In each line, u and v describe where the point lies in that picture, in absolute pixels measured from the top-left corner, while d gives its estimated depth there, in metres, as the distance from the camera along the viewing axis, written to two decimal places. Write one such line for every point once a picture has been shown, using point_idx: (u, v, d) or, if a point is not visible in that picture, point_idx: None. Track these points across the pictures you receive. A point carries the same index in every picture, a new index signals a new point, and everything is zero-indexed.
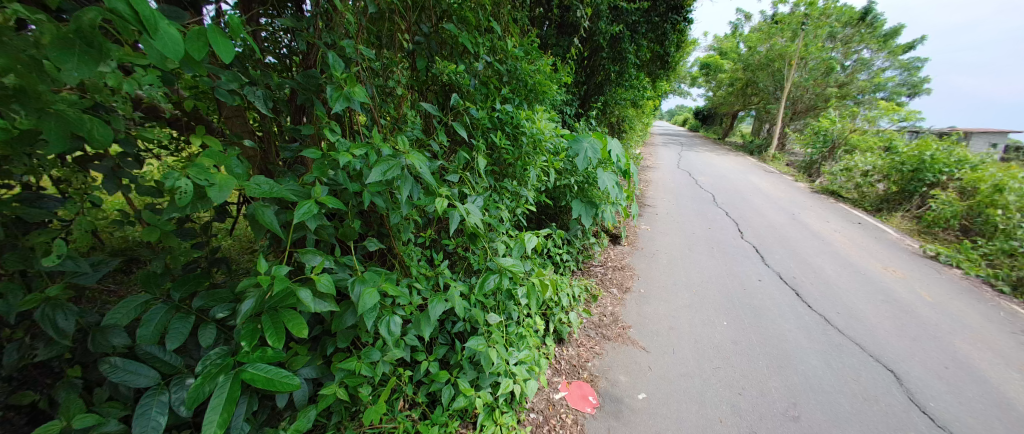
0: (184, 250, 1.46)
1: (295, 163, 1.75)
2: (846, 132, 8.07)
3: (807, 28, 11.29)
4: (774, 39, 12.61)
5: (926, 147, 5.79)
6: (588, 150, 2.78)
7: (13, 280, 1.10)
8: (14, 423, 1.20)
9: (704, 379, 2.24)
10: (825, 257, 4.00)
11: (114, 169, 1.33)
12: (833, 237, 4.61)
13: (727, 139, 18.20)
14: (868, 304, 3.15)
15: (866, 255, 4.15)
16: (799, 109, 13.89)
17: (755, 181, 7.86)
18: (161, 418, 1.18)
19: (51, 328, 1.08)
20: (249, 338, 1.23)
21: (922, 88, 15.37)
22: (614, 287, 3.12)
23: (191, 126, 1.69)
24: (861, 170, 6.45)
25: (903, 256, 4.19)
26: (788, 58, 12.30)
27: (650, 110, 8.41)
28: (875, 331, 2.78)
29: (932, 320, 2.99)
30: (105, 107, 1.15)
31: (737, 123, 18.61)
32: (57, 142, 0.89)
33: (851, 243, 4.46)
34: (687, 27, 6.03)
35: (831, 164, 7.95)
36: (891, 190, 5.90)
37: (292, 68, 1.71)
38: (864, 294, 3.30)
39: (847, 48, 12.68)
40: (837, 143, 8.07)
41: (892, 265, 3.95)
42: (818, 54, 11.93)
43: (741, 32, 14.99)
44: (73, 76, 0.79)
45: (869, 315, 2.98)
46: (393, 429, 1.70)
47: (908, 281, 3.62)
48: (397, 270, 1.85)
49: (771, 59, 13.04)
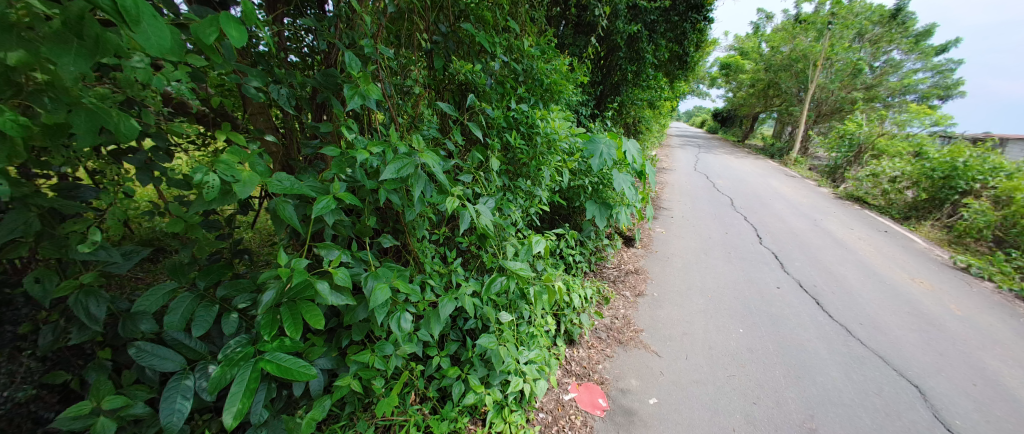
0: (210, 241, 1.54)
1: (315, 159, 1.81)
2: (874, 137, 7.75)
3: (833, 28, 10.94)
4: (797, 38, 12.23)
5: (959, 153, 5.52)
6: (605, 152, 2.67)
7: (50, 266, 1.17)
8: (47, 400, 1.25)
9: (717, 387, 2.20)
10: (849, 266, 3.83)
11: (147, 162, 1.42)
12: (858, 245, 4.42)
13: (748, 142, 17.69)
14: (892, 315, 3.01)
15: (893, 265, 3.96)
16: (823, 111, 13.11)
17: (777, 185, 7.62)
18: (187, 402, 1.25)
19: (84, 314, 1.15)
20: (269, 328, 1.28)
21: (958, 91, 14.64)
22: (626, 290, 3.08)
23: (217, 122, 1.76)
24: (889, 176, 6.17)
25: (932, 267, 3.99)
26: (813, 60, 11.89)
27: (667, 110, 8.25)
28: (899, 343, 2.67)
29: (961, 334, 2.84)
30: (138, 103, 1.24)
31: (757, 125, 18.14)
32: (86, 137, 0.93)
33: (876, 252, 4.27)
34: (708, 26, 5.86)
35: (856, 169, 7.67)
36: (919, 197, 5.58)
37: (313, 67, 1.77)
38: (888, 305, 3.16)
39: (876, 48, 12.14)
40: (863, 147, 7.78)
41: (921, 276, 3.75)
42: (845, 54, 11.45)
43: (763, 32, 14.55)
44: (70, 70, 0.81)
45: (893, 326, 2.85)
46: (404, 421, 1.75)
47: (936, 293, 3.45)
48: (411, 266, 1.91)
49: (795, 59, 12.61)
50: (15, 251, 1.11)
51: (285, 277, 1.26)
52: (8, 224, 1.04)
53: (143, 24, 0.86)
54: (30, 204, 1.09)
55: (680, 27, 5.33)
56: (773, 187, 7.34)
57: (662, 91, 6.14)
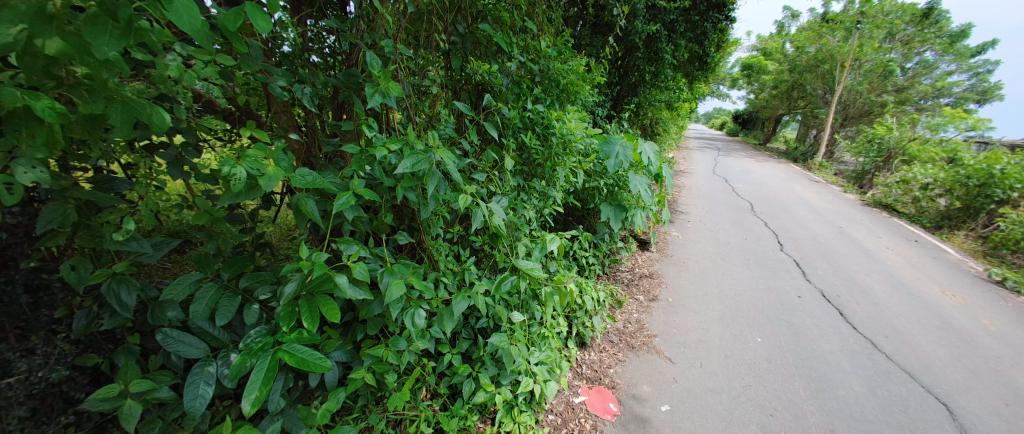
0: (234, 235, 1.61)
1: (335, 157, 1.85)
2: (904, 141, 7.42)
3: (862, 27, 10.48)
4: (825, 38, 11.81)
5: (997, 160, 5.22)
6: (621, 153, 2.59)
7: (85, 254, 1.24)
8: (79, 381, 1.31)
9: (733, 396, 2.14)
10: (876, 276, 3.66)
11: (178, 157, 1.49)
12: (886, 255, 4.23)
13: (771, 145, 17.18)
14: (920, 328, 2.87)
15: (923, 276, 3.77)
16: (851, 113, 12.48)
17: (800, 190, 7.35)
18: (209, 388, 1.30)
19: (115, 301, 1.22)
20: (287, 319, 1.32)
21: (999, 94, 13.78)
22: (640, 295, 3.03)
23: (243, 120, 1.83)
24: (920, 183, 5.88)
25: (965, 280, 3.78)
26: (840, 61, 11.44)
27: (686, 112, 8.09)
28: (926, 358, 2.54)
29: (995, 351, 2.68)
30: (171, 99, 1.31)
31: (781, 128, 17.60)
32: (121, 129, 0.96)
33: (906, 262, 4.07)
34: (730, 25, 5.71)
35: (885, 174, 7.32)
36: (953, 206, 5.28)
37: (335, 67, 1.82)
38: (917, 318, 3.01)
39: (908, 49, 11.44)
40: (893, 153, 7.43)
41: (953, 289, 3.56)
42: (874, 55, 10.95)
43: (788, 31, 14.07)
44: (104, 50, 0.86)
45: (921, 341, 2.71)
46: (415, 416, 1.78)
47: (969, 307, 3.26)
48: (426, 263, 1.94)
49: (821, 60, 12.14)
50: (53, 241, 1.17)
51: (305, 270, 1.30)
52: (48, 215, 1.12)
53: (174, 4, 0.89)
54: (68, 196, 1.16)
55: (701, 27, 5.21)
56: (796, 192, 7.09)
57: (681, 92, 6.02)
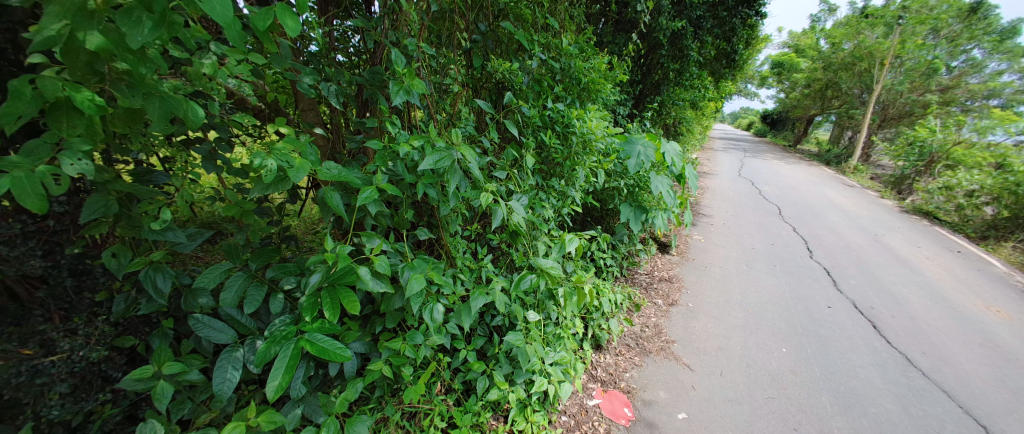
0: (262, 227, 1.67)
1: (358, 153, 1.90)
2: (948, 145, 6.94)
3: (904, 22, 9.86)
4: (862, 34, 11.19)
5: None
6: (642, 153, 2.53)
7: (125, 243, 1.32)
8: (116, 361, 1.40)
9: (754, 408, 2.06)
10: (913, 288, 3.45)
11: (212, 152, 1.57)
12: (925, 265, 3.97)
13: (802, 147, 16.48)
14: (961, 345, 2.68)
15: (966, 289, 3.52)
16: (891, 115, 11.74)
17: (832, 194, 7.00)
18: (236, 373, 1.36)
19: (152, 287, 1.29)
20: (310, 309, 1.36)
21: None
22: (658, 299, 2.97)
23: (272, 117, 1.90)
24: (965, 189, 5.50)
25: (1014, 295, 3.50)
26: (879, 58, 10.81)
27: (711, 111, 7.85)
28: (967, 378, 2.37)
29: None
30: (206, 95, 1.37)
31: (814, 129, 16.80)
32: (161, 123, 1.02)
33: (947, 274, 3.81)
34: (760, 21, 5.49)
35: (925, 179, 6.86)
36: (1001, 215, 4.91)
37: (359, 66, 1.87)
38: (958, 334, 2.81)
39: (953, 46, 10.45)
40: (935, 157, 6.97)
41: (999, 304, 3.31)
42: (917, 52, 10.28)
43: (824, 26, 13.39)
44: (138, 41, 0.89)
45: (961, 359, 2.53)
46: (429, 410, 1.81)
47: (1017, 324, 3.03)
48: (444, 260, 1.96)
49: (858, 57, 11.52)
50: (97, 230, 1.25)
51: (330, 263, 1.34)
52: (91, 206, 1.19)
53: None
54: (110, 188, 1.23)
55: (729, 23, 5.04)
56: (829, 197, 6.75)
57: (706, 91, 5.84)
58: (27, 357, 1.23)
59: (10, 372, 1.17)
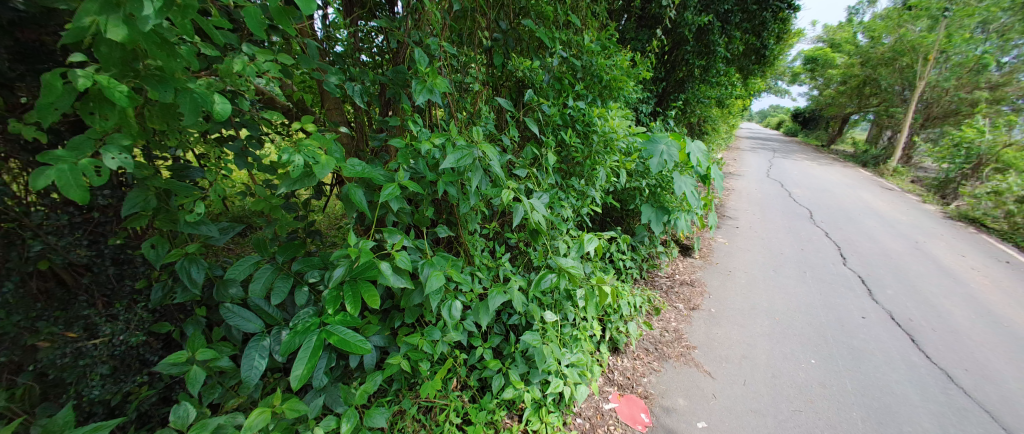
0: (289, 222, 1.73)
1: (381, 151, 1.94)
2: (1000, 147, 6.46)
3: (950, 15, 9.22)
4: (904, 27, 10.51)
5: None
6: (665, 152, 2.45)
7: (163, 234, 1.40)
8: (153, 346, 1.48)
9: (777, 420, 1.99)
10: (957, 300, 3.23)
11: (243, 149, 1.64)
12: (971, 275, 3.71)
13: (839, 147, 15.68)
14: (1009, 362, 2.49)
15: (1017, 303, 3.27)
16: (935, 114, 10.99)
17: (869, 198, 6.63)
18: (262, 361, 1.42)
19: (186, 277, 1.36)
20: (333, 302, 1.41)
21: None
22: (679, 303, 2.90)
23: (300, 115, 1.96)
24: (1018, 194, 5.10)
25: None
26: (923, 52, 10.16)
27: (739, 110, 7.60)
28: (1016, 398, 2.20)
29: None
30: (238, 93, 1.42)
31: (852, 129, 15.97)
32: (191, 116, 1.08)
33: (996, 285, 3.54)
34: (793, 15, 5.27)
35: (973, 183, 6.40)
36: None
37: (383, 65, 1.90)
38: (1006, 350, 2.61)
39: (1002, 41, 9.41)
40: (983, 159, 6.50)
41: None
42: (968, 46, 9.58)
43: (864, 19, 12.69)
44: (148, 21, 0.88)
45: (1009, 377, 2.36)
46: (445, 405, 1.83)
47: None
48: (462, 257, 1.98)
49: (900, 52, 10.87)
50: (137, 222, 1.32)
51: (352, 257, 1.38)
52: (132, 201, 1.27)
53: None
54: (149, 184, 1.30)
55: (759, 17, 4.86)
56: (866, 200, 6.41)
57: (734, 88, 5.65)
58: (71, 340, 1.32)
59: (56, 353, 1.28)
